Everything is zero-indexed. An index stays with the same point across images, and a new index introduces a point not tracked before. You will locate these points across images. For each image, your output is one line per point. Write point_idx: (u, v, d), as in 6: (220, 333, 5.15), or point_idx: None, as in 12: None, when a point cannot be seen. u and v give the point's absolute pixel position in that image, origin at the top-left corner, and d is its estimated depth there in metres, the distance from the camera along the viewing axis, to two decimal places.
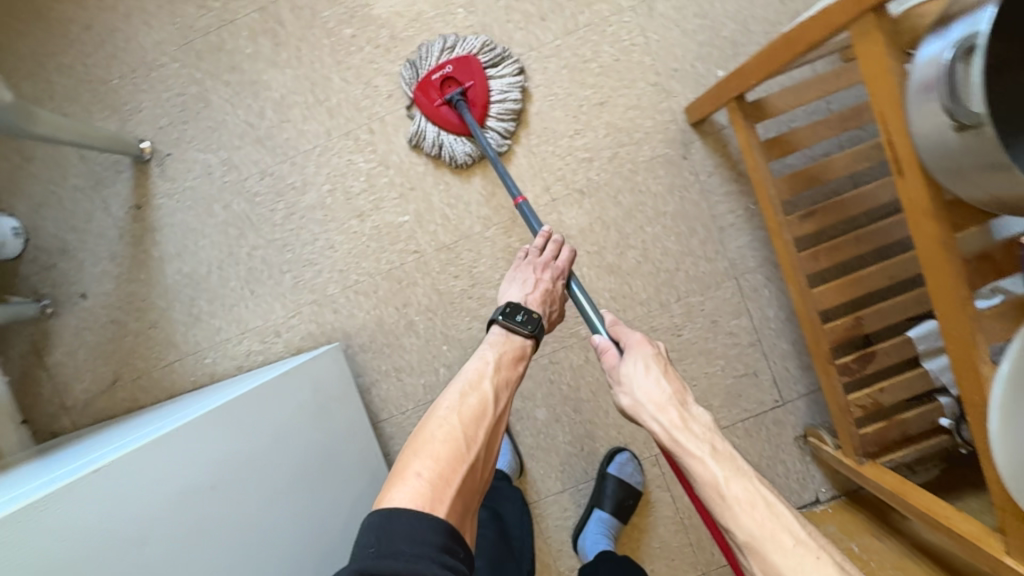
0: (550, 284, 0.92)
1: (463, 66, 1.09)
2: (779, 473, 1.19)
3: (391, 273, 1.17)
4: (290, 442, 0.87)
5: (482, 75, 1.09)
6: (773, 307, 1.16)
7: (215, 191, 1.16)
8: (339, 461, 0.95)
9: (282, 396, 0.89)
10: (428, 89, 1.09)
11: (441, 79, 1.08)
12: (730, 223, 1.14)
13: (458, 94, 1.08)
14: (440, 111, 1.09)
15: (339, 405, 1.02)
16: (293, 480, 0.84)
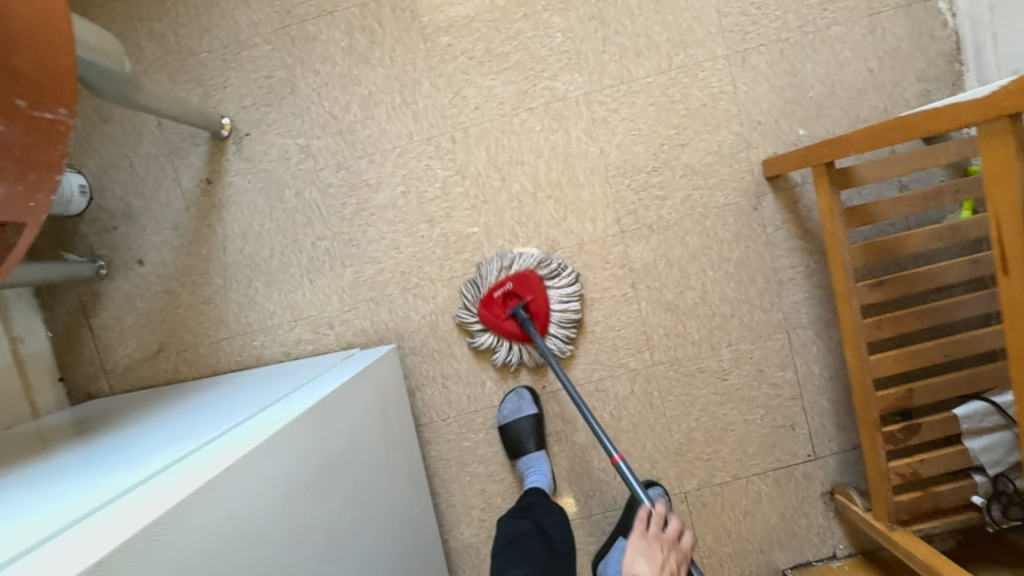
0: (676, 566, 0.86)
1: (522, 283, 1.13)
2: (801, 525, 1.22)
3: (452, 281, 1.17)
4: (362, 444, 0.89)
5: (542, 287, 1.14)
6: (818, 364, 1.19)
7: (288, 176, 1.17)
8: (395, 467, 0.98)
9: (357, 398, 0.91)
10: (492, 306, 1.14)
11: (502, 297, 1.13)
12: (790, 277, 1.16)
13: (521, 308, 1.13)
14: (505, 327, 1.14)
15: (395, 410, 1.04)
16: (363, 485, 0.86)
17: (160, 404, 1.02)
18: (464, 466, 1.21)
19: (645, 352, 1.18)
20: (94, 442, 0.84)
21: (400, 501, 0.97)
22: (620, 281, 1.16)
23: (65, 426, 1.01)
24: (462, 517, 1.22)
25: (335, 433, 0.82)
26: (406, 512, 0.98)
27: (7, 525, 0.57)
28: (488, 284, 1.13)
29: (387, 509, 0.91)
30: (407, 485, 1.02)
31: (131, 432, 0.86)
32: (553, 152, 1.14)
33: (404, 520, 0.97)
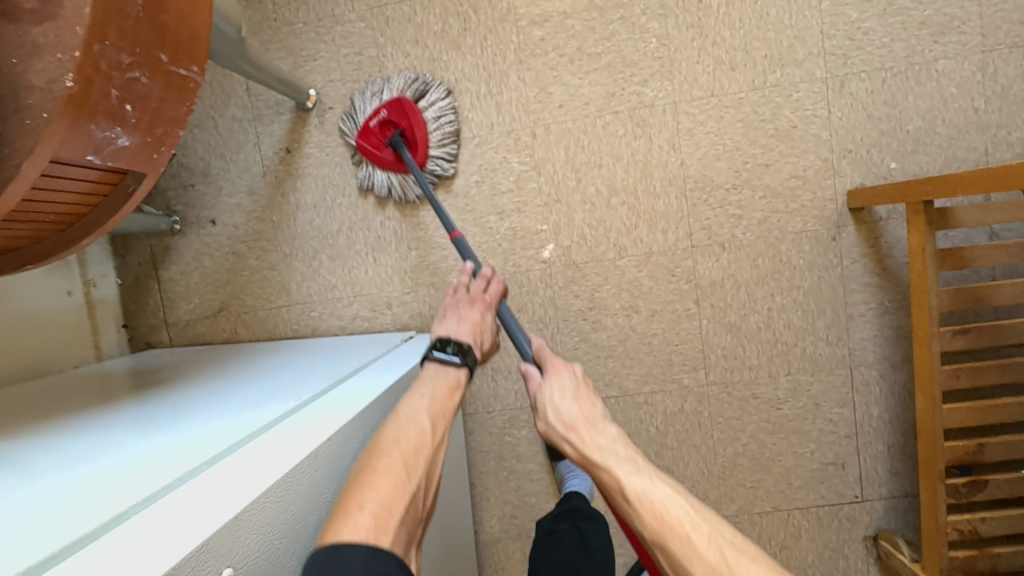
0: (485, 314, 0.92)
1: (397, 106, 1.11)
2: (838, 566, 1.19)
3: (514, 276, 1.17)
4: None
5: (418, 113, 1.11)
6: (878, 406, 1.15)
7: (366, 154, 1.17)
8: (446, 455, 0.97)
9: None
10: (369, 136, 1.13)
11: (377, 125, 1.12)
12: (861, 313, 1.13)
13: (397, 134, 1.12)
14: (382, 156, 1.13)
15: (449, 397, 1.04)
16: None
17: (219, 361, 1.02)
18: (503, 461, 1.21)
19: (701, 370, 1.16)
20: (152, 398, 0.81)
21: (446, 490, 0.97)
22: (684, 296, 1.15)
23: (120, 372, 0.99)
24: (494, 510, 1.22)
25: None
26: (449, 503, 0.98)
27: (86, 487, 0.53)
28: (364, 109, 1.12)
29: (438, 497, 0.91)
30: (452, 474, 1.01)
31: (201, 388, 0.85)
32: (633, 158, 1.12)
33: (446, 511, 0.97)
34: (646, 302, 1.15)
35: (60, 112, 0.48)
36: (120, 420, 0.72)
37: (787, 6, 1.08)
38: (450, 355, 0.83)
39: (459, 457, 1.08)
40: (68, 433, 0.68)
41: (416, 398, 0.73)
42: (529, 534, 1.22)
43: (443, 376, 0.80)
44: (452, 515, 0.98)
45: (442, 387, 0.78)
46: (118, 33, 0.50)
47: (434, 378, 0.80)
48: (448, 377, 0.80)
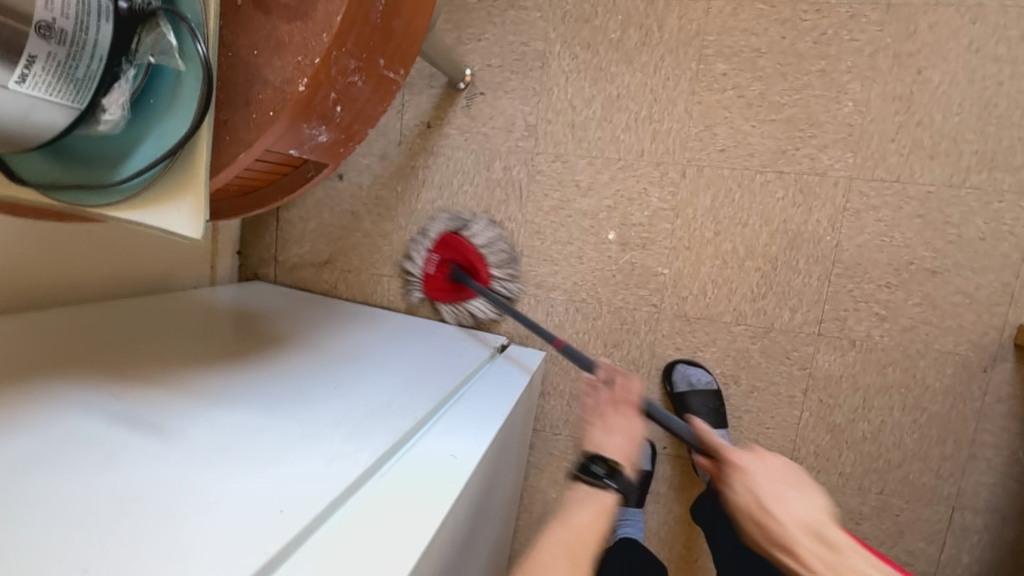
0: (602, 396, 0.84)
1: (517, 266, 1.13)
2: None
3: (619, 311, 1.12)
4: (509, 468, 0.82)
5: (474, 249, 1.14)
6: (970, 555, 1.05)
7: (504, 148, 1.14)
8: (511, 489, 0.92)
9: (519, 417, 0.85)
10: (501, 303, 1.14)
11: (504, 290, 1.14)
12: (985, 456, 1.02)
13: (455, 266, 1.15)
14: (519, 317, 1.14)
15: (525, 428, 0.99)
16: (495, 514, 0.80)
17: (313, 325, 0.99)
18: (555, 482, 1.21)
19: (786, 461, 1.09)
20: (270, 354, 0.79)
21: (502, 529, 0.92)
22: (792, 381, 1.07)
23: (232, 313, 1.01)
24: (533, 525, 1.23)
25: (503, 455, 0.76)
26: (500, 542, 0.93)
27: (246, 463, 0.49)
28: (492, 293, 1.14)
29: (494, 538, 0.86)
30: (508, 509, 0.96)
31: (307, 357, 0.81)
32: (783, 226, 1.03)
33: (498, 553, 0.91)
34: (750, 376, 1.08)
35: (286, 112, 0.47)
36: (237, 381, 0.67)
37: (1023, 102, 0.92)
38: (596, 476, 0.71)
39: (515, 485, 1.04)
40: (200, 379, 0.65)
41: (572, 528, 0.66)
42: None
43: (597, 499, 0.69)
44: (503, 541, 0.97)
45: (589, 512, 0.68)
46: (356, 39, 0.49)
47: (586, 504, 0.69)
48: (600, 502, 0.69)
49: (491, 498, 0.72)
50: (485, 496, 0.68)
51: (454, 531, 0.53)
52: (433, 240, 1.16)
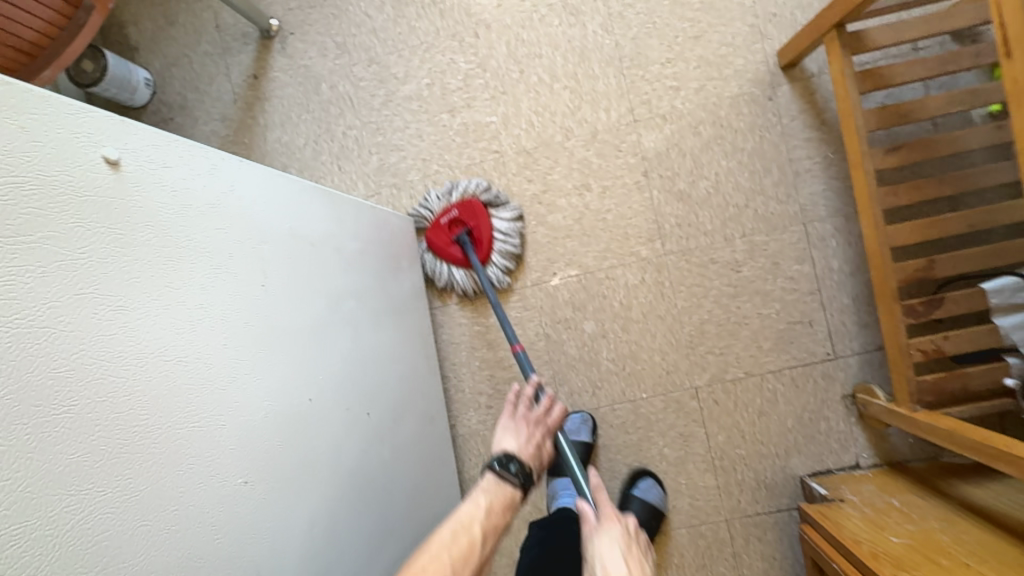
0: (541, 439, 0.94)
1: (467, 210, 1.19)
2: (820, 429, 1.17)
3: (470, 168, 1.23)
4: (346, 272, 0.82)
5: (487, 218, 1.18)
6: (837, 259, 1.16)
7: (326, 71, 1.27)
8: (385, 319, 0.91)
9: (339, 226, 0.84)
10: (438, 232, 1.20)
11: (446, 223, 1.19)
12: (806, 168, 1.15)
13: (464, 234, 1.19)
14: (451, 253, 1.20)
15: (391, 269, 0.97)
16: (326, 305, 0.75)
17: None
18: (475, 351, 1.24)
19: (657, 241, 1.19)
20: None
21: (387, 358, 0.88)
22: (633, 169, 1.19)
23: None
24: (470, 402, 1.24)
25: (313, 228, 0.77)
26: (392, 375, 0.89)
27: None
28: (432, 209, 1.20)
29: (363, 349, 0.82)
30: (397, 348, 0.93)
31: None
32: (570, 46, 1.19)
33: (388, 380, 0.87)
34: (597, 179, 1.20)
35: None
36: None
37: None
38: (510, 473, 0.85)
39: (415, 339, 1.01)
40: None
41: (475, 503, 0.80)
42: None
43: (501, 490, 0.84)
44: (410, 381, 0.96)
45: (498, 502, 0.82)
46: None
47: (494, 491, 0.83)
48: (508, 492, 0.84)
49: (289, 260, 0.70)
50: (264, 240, 0.66)
51: (146, 173, 0.53)
52: (458, 199, 1.20)
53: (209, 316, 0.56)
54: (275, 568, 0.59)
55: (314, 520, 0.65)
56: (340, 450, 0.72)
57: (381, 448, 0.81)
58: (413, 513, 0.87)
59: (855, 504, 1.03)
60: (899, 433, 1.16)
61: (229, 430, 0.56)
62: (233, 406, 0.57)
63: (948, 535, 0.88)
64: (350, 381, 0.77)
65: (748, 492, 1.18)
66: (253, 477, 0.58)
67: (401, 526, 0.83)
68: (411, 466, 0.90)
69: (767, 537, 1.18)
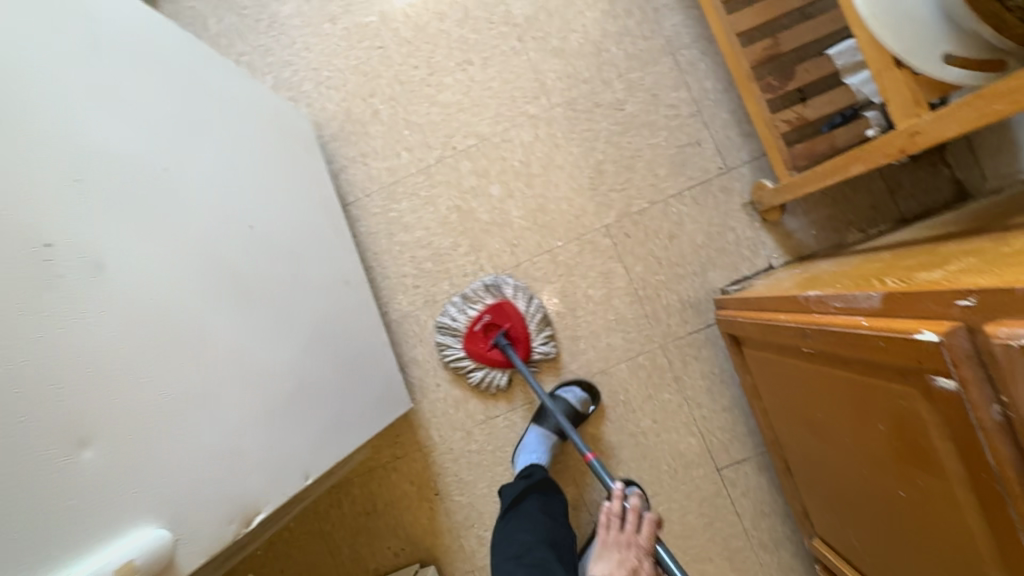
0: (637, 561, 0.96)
1: (498, 311, 1.21)
2: (729, 241, 1.22)
3: (358, 68, 1.30)
4: (224, 105, 0.90)
5: (518, 318, 1.21)
6: (710, 80, 1.23)
7: (211, 8, 1.35)
8: (277, 171, 0.98)
9: (221, 73, 0.93)
10: (474, 339, 1.22)
11: (480, 327, 1.21)
12: (664, 4, 1.24)
13: (503, 338, 1.19)
14: (489, 358, 1.21)
15: (273, 129, 1.03)
16: (198, 115, 0.83)
17: None
18: (394, 236, 1.28)
19: (542, 97, 1.26)
20: None
21: (268, 191, 0.93)
22: (507, 37, 1.27)
23: None
24: (397, 287, 1.27)
25: (187, 54, 0.85)
26: (275, 207, 0.94)
27: None
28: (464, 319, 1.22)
29: (245, 175, 0.88)
30: (282, 192, 0.98)
31: None
32: None
33: (269, 208, 0.92)
34: (476, 53, 1.27)
35: None
36: None
37: None
38: None
39: (307, 200, 1.06)
40: None
41: None
42: (435, 298, 1.26)
43: None
44: (314, 235, 1.03)
45: None
46: None
47: None
48: None
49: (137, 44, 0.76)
50: (122, 23, 0.74)
51: None
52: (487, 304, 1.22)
53: (42, 28, 0.62)
54: (119, 264, 0.63)
55: (170, 255, 0.70)
56: (207, 228, 0.77)
57: (262, 254, 0.86)
58: (309, 329, 0.91)
59: (763, 283, 1.07)
60: (803, 229, 1.21)
61: (69, 131, 0.62)
62: (68, 114, 0.62)
63: (835, 267, 0.93)
64: (216, 178, 0.82)
65: (676, 316, 1.22)
66: (90, 178, 0.63)
67: (293, 334, 0.87)
68: (306, 294, 0.94)
69: (703, 354, 1.21)
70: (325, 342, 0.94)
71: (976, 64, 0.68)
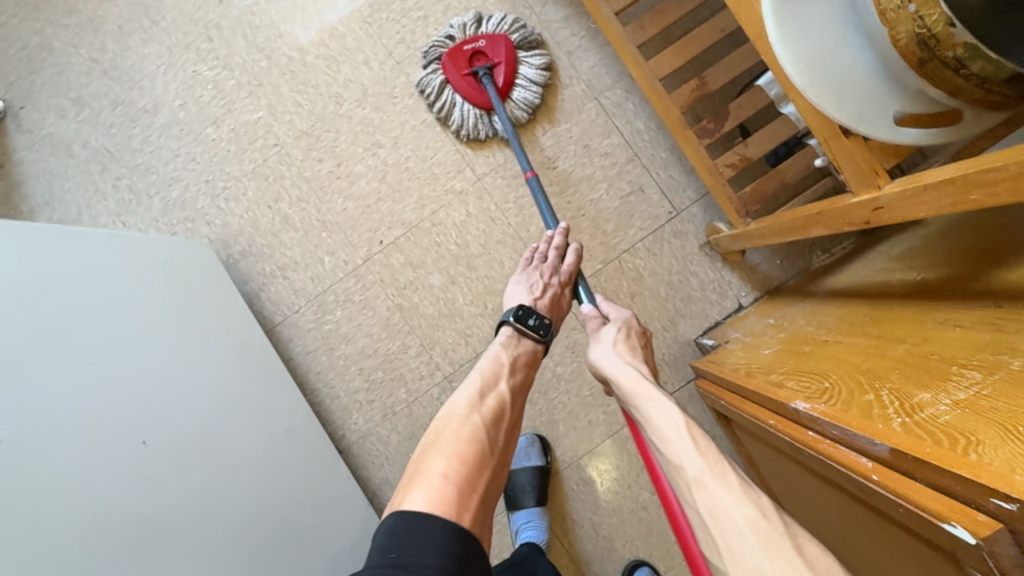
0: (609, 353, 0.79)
1: (494, 44, 1.10)
2: (694, 287, 1.13)
3: (256, 171, 1.15)
4: (79, 309, 0.75)
5: (510, 50, 1.10)
6: (640, 119, 1.13)
7: (73, 132, 1.17)
8: (172, 349, 0.84)
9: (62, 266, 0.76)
10: (464, 98, 1.09)
11: (469, 48, 1.09)
12: (576, 45, 1.13)
13: (486, 70, 1.09)
14: (472, 120, 1.09)
15: (157, 289, 0.88)
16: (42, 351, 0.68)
17: None
18: (335, 350, 1.15)
19: (467, 170, 1.14)
20: None
21: (175, 377, 0.82)
22: (414, 110, 1.14)
23: None
24: (350, 405, 1.15)
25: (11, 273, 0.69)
26: (189, 390, 0.83)
27: None
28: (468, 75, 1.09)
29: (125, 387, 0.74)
30: (193, 363, 0.86)
31: None
32: (306, 15, 1.15)
33: (183, 397, 0.81)
34: (384, 132, 1.14)
35: None
36: None
37: None
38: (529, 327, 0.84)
39: (223, 350, 0.93)
40: None
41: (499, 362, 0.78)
42: (394, 410, 1.15)
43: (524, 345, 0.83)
44: (240, 400, 0.90)
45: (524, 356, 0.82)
46: None
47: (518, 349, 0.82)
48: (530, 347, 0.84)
49: None
50: None
51: None
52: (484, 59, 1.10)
53: None
54: None
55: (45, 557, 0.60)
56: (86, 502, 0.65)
57: (167, 472, 0.74)
58: (266, 519, 0.84)
59: (737, 340, 0.99)
60: (766, 260, 1.13)
61: None
62: None
63: (812, 325, 0.85)
64: (81, 419, 0.68)
65: (654, 377, 1.13)
66: None
67: (250, 538, 0.80)
68: (239, 480, 0.83)
69: (689, 412, 1.13)
70: (290, 516, 0.87)
71: (930, 122, 0.60)
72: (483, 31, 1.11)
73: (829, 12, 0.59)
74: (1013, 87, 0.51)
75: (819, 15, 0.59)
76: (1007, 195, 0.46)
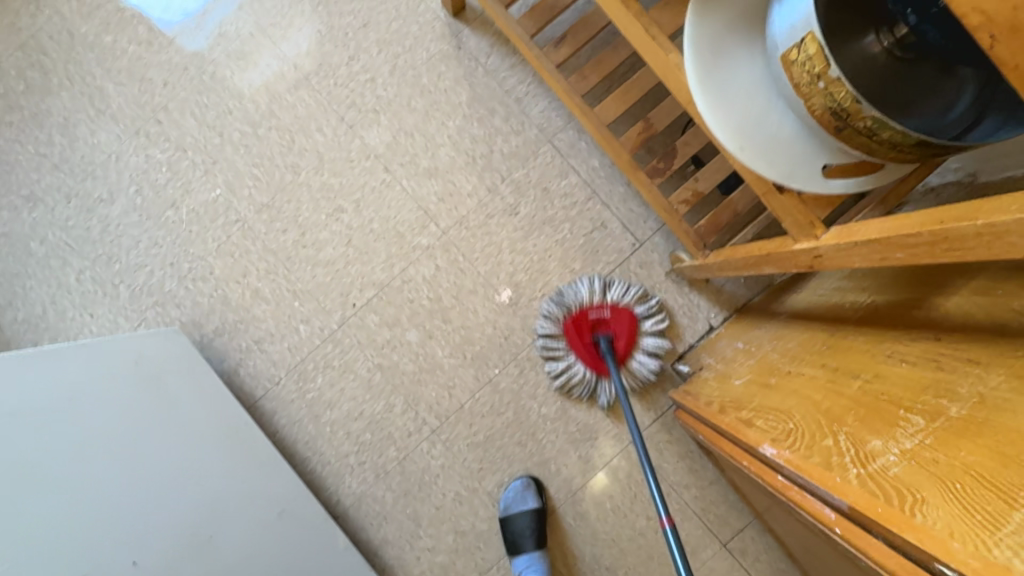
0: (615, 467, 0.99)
1: (580, 322, 1.12)
2: (665, 314, 1.16)
3: (221, 249, 1.15)
4: (60, 429, 0.76)
5: (621, 320, 1.13)
6: (595, 157, 1.16)
7: (29, 229, 1.15)
8: (156, 450, 0.85)
9: (37, 388, 0.77)
10: (578, 326, 1.13)
11: (591, 318, 1.13)
12: (524, 92, 1.15)
13: (607, 339, 1.12)
14: (580, 346, 1.13)
15: (134, 391, 0.89)
16: (28, 482, 0.69)
17: None
18: (320, 417, 1.15)
19: (431, 225, 1.15)
20: None
21: (161, 486, 0.83)
22: (372, 171, 1.15)
23: None
24: (342, 470, 1.15)
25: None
26: (175, 494, 0.84)
27: None
28: (578, 300, 1.12)
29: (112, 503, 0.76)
30: (177, 465, 0.87)
31: None
32: (254, 89, 1.16)
33: (168, 504, 0.83)
34: (345, 197, 1.15)
35: None
36: None
37: None
38: None
39: (209, 439, 0.95)
40: None
41: None
42: (386, 469, 1.15)
43: None
44: (231, 489, 0.92)
45: None
46: None
47: None
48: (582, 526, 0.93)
49: None
50: None
51: None
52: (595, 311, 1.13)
53: None
54: None
55: None
56: None
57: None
58: None
59: (711, 366, 1.02)
60: (731, 280, 1.17)
61: None
62: None
63: (777, 351, 0.88)
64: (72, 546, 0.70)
65: (637, 406, 1.16)
66: None
67: None
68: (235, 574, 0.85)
69: (674, 435, 1.16)
70: None
71: (855, 172, 0.64)
72: (603, 298, 1.13)
73: (750, 79, 0.62)
74: (923, 146, 0.55)
75: (741, 83, 0.62)
76: (927, 257, 0.49)
